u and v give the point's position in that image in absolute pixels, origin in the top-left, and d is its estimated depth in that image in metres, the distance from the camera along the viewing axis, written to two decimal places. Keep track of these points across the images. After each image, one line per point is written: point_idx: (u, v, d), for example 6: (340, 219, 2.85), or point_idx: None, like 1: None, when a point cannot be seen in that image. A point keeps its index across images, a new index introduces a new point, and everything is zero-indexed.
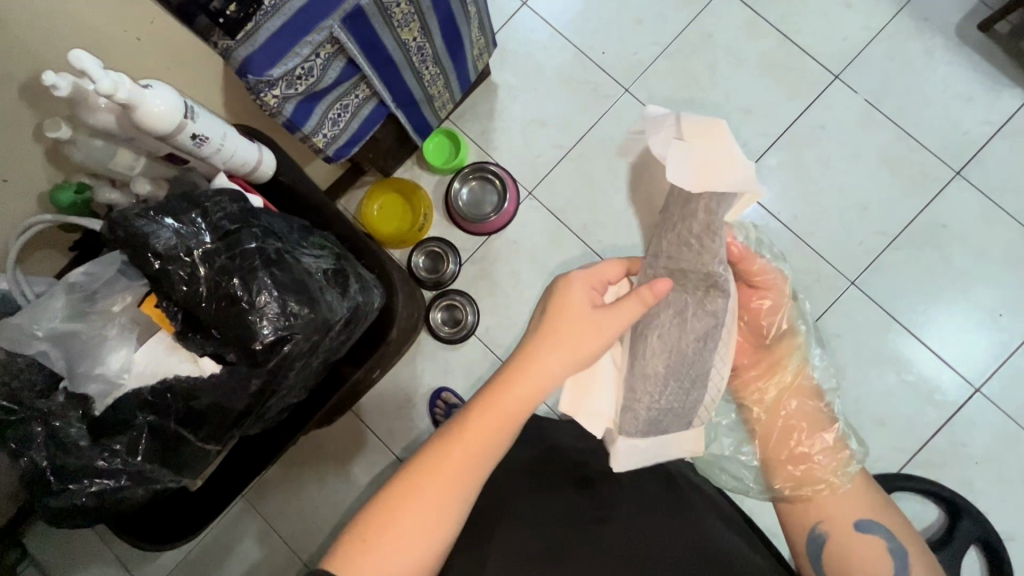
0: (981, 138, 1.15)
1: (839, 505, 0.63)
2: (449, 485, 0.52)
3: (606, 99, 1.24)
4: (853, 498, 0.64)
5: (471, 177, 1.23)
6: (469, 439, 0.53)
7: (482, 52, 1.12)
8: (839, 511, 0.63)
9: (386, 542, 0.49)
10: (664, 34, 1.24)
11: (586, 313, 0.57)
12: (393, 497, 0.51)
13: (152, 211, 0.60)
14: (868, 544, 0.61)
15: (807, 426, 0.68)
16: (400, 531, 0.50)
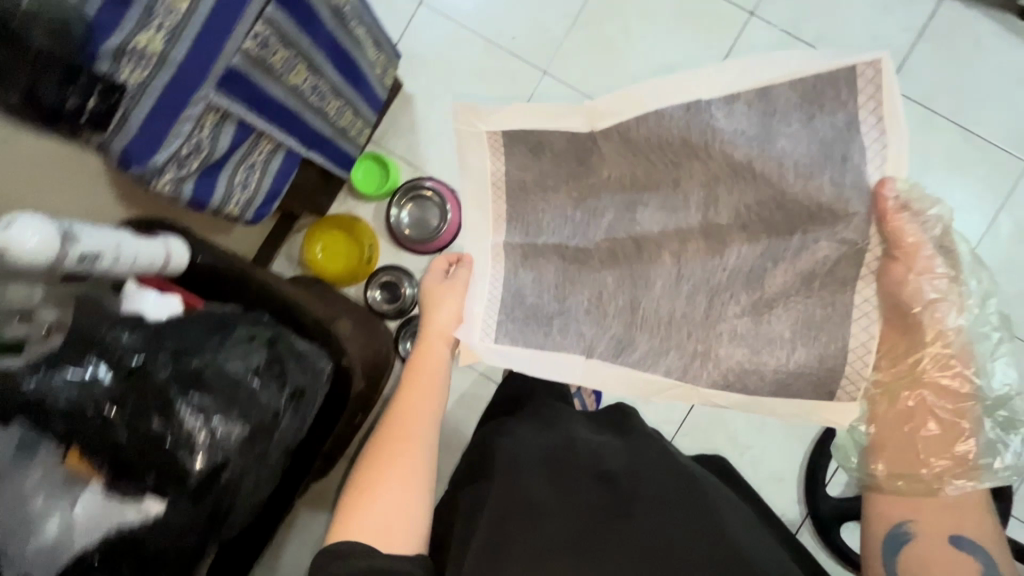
0: (906, 46, 1.13)
1: (941, 517, 0.58)
2: (401, 447, 0.64)
3: (525, 87, 1.19)
4: (973, 517, 0.58)
5: (405, 199, 1.19)
6: (407, 409, 0.67)
7: (387, 67, 1.06)
8: (953, 527, 0.58)
9: (376, 492, 0.60)
10: (568, 5, 1.18)
11: (435, 288, 0.74)
12: (367, 474, 0.62)
13: (44, 365, 0.57)
14: (957, 561, 0.57)
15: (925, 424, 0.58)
16: (384, 482, 0.61)
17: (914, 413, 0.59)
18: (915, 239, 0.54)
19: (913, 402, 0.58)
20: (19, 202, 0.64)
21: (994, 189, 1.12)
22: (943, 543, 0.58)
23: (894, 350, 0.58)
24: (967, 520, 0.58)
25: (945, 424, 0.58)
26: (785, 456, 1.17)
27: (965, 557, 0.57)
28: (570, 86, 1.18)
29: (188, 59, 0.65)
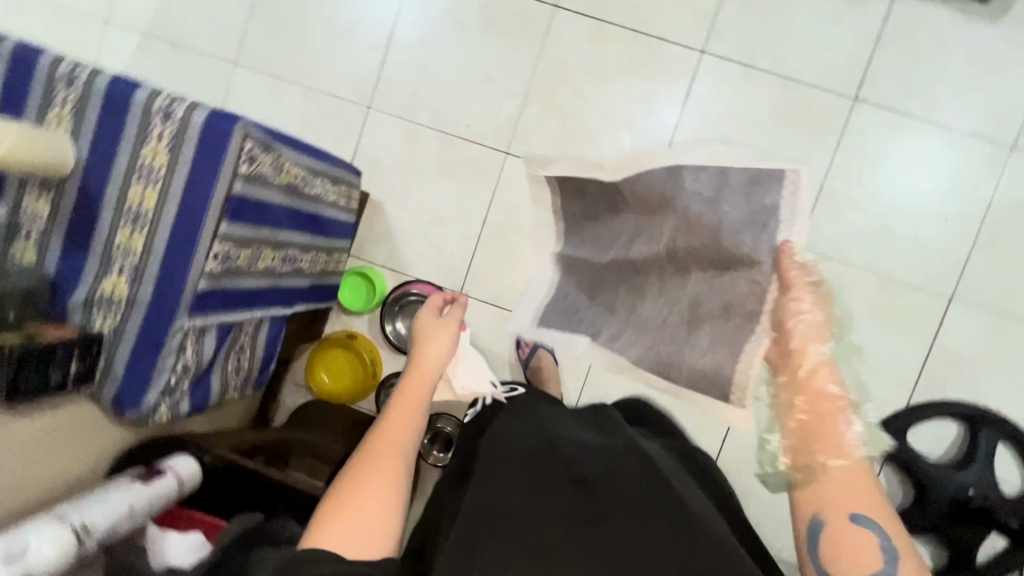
0: (866, 54, 1.09)
1: (840, 491, 0.54)
2: (388, 460, 0.56)
3: (490, 171, 1.17)
4: (870, 487, 0.55)
5: (396, 306, 1.18)
6: (396, 415, 0.60)
7: (349, 191, 1.04)
8: (857, 501, 0.53)
9: (356, 509, 0.52)
10: (516, 81, 1.15)
11: (431, 314, 0.71)
12: (347, 481, 0.54)
13: None
14: (862, 539, 0.52)
15: (818, 419, 0.57)
16: (366, 495, 0.53)
17: (811, 406, 0.58)
18: (793, 279, 0.65)
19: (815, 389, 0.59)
20: (31, 477, 0.64)
21: (981, 181, 1.10)
22: (848, 523, 0.53)
23: (784, 359, 0.63)
24: (868, 493, 0.54)
25: (832, 413, 0.57)
26: None
27: (866, 531, 0.52)
28: (534, 161, 1.17)
29: (156, 294, 0.66)
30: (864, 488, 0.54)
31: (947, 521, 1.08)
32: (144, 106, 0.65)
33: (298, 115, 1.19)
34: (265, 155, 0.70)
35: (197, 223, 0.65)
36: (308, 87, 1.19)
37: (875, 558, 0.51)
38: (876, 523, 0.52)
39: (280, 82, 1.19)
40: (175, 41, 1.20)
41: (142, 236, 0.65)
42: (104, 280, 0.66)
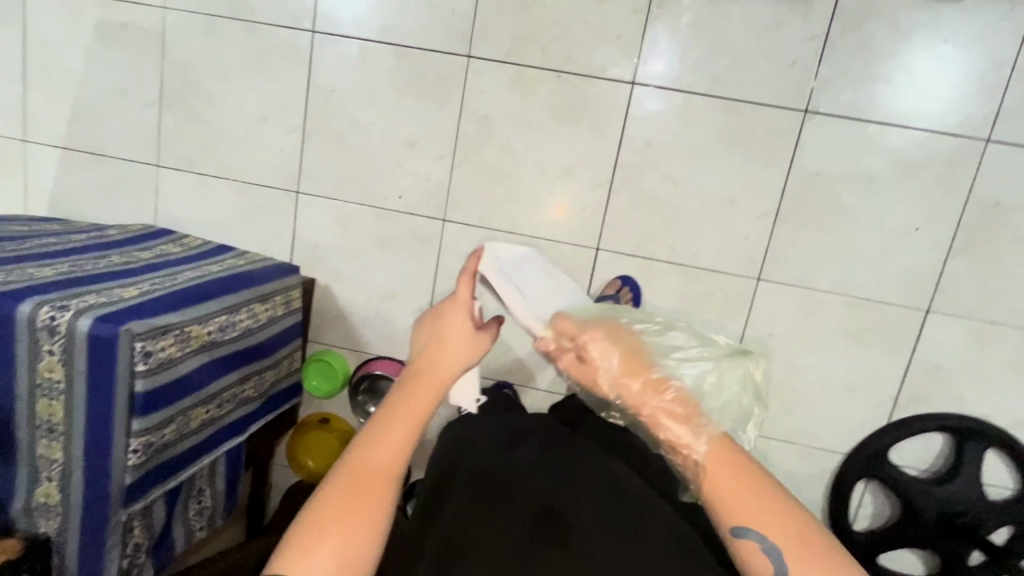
0: (814, 60, 0.99)
1: (721, 488, 0.53)
2: (376, 482, 0.53)
3: (430, 240, 1.13)
4: (736, 467, 0.54)
5: (361, 384, 1.18)
6: (393, 430, 0.56)
7: (286, 297, 1.03)
8: (731, 498, 0.53)
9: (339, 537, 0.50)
10: (441, 143, 1.09)
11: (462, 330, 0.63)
12: (333, 499, 0.52)
13: None
14: (750, 545, 0.51)
15: (676, 421, 0.60)
16: (356, 523, 0.51)
17: (663, 424, 0.60)
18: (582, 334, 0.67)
19: (657, 410, 0.61)
20: None
21: (954, 182, 1.00)
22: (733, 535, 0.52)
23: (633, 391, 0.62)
24: (733, 479, 0.53)
25: (676, 416, 0.60)
26: (809, 504, 1.16)
27: (749, 542, 0.51)
28: (473, 225, 1.12)
29: (85, 498, 0.67)
30: (729, 465, 0.54)
31: (934, 534, 1.05)
32: (28, 325, 0.64)
33: (230, 210, 1.17)
34: (163, 339, 0.69)
35: (108, 428, 0.66)
36: (234, 180, 1.15)
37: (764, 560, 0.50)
38: (752, 526, 0.51)
39: (205, 178, 1.16)
40: (95, 152, 1.18)
41: (59, 446, 0.67)
42: (36, 490, 0.68)
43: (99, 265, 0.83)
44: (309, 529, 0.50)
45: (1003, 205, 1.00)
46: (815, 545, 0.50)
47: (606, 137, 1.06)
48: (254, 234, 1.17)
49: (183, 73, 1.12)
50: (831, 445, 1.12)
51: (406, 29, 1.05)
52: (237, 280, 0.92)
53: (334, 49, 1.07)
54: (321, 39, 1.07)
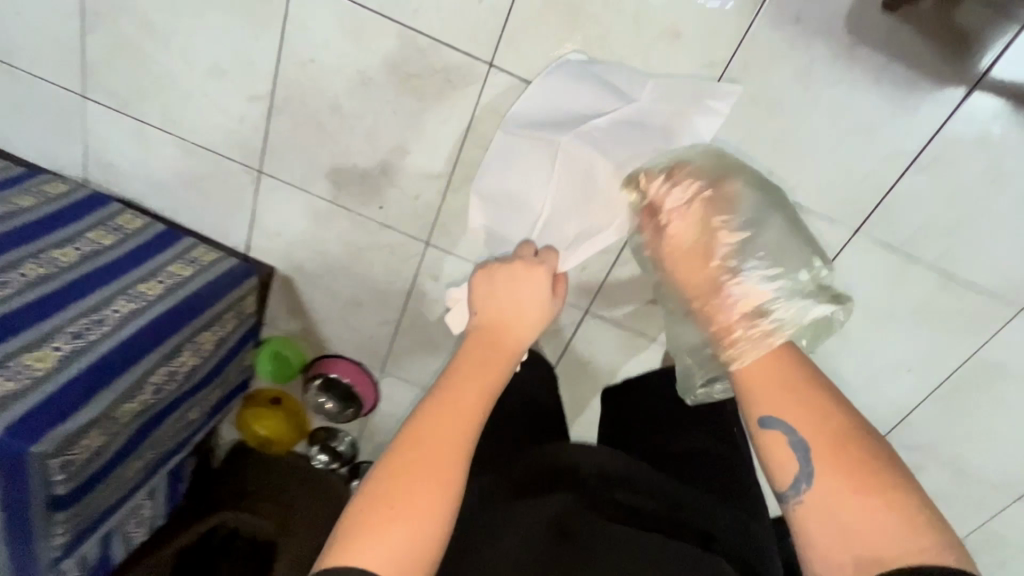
0: (888, 179, 0.84)
1: (771, 398, 0.62)
2: (451, 432, 0.59)
3: (408, 260, 1.01)
4: (786, 383, 0.63)
5: (314, 383, 1.15)
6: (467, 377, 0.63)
7: (238, 307, 0.93)
8: (766, 403, 0.62)
9: (412, 505, 0.55)
10: (439, 160, 0.91)
11: (534, 291, 0.73)
12: (406, 458, 0.57)
13: None
14: (781, 445, 0.59)
15: (718, 301, 0.72)
16: (425, 489, 0.56)
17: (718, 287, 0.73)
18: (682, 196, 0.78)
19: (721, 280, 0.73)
20: None
21: (966, 340, 0.94)
22: (761, 429, 0.61)
23: (699, 254, 0.75)
24: (777, 387, 0.63)
25: (738, 293, 0.71)
26: None
27: (778, 434, 0.60)
28: (459, 257, 1.00)
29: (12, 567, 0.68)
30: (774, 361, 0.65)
31: None
32: None
33: (178, 173, 0.98)
34: (81, 440, 0.64)
35: (29, 524, 0.64)
36: (182, 139, 0.95)
37: (790, 461, 0.59)
38: (784, 420, 0.60)
39: (146, 128, 0.95)
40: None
41: None
42: None
43: (7, 286, 0.70)
44: (374, 501, 0.55)
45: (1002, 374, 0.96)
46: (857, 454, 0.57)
47: None
48: (207, 205, 1.01)
49: None
50: None
51: (416, 6, 0.79)
52: (182, 306, 0.81)
53: (319, 8, 0.81)
54: None
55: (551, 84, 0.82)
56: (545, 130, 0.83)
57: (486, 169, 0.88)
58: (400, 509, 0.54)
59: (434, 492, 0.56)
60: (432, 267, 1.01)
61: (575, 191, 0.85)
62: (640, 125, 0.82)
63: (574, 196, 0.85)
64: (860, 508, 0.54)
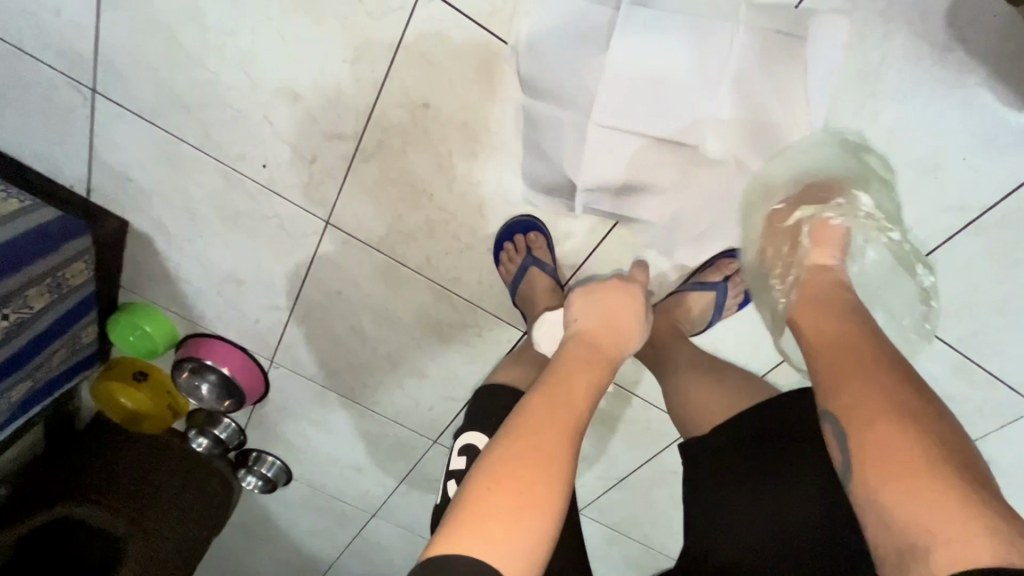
0: (935, 236, 0.63)
1: (841, 372, 0.47)
2: (557, 433, 0.44)
3: (302, 239, 0.77)
4: (857, 361, 0.47)
5: (183, 365, 0.93)
6: (572, 370, 0.51)
7: (48, 284, 0.69)
8: (841, 387, 0.46)
9: (514, 532, 0.40)
10: (343, 115, 0.65)
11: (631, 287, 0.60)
12: (512, 462, 0.43)
13: None
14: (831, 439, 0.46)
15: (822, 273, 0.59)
16: (534, 513, 0.41)
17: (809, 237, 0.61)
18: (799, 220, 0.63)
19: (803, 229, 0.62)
20: None
21: (965, 427, 0.79)
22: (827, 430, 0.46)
23: (784, 217, 0.64)
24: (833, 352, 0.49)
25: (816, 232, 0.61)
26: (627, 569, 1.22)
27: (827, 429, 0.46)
28: (368, 245, 0.76)
29: None
30: (826, 313, 0.53)
31: None
32: None
33: None
34: None
35: None
36: None
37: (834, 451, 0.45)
38: (845, 398, 0.45)
39: None
40: None
41: None
42: None
43: None
44: (496, 485, 0.41)
45: (991, 464, 0.82)
46: (896, 415, 0.42)
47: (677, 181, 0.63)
48: (23, 125, 0.72)
49: None
50: (670, 559, 1.10)
51: None
52: None
53: None
54: None
55: (635, 54, 0.54)
56: (647, 112, 0.57)
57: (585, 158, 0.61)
58: (516, 523, 0.40)
59: (553, 489, 0.42)
60: (333, 252, 0.78)
61: (703, 177, 0.63)
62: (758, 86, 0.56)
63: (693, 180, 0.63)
64: (899, 494, 0.39)
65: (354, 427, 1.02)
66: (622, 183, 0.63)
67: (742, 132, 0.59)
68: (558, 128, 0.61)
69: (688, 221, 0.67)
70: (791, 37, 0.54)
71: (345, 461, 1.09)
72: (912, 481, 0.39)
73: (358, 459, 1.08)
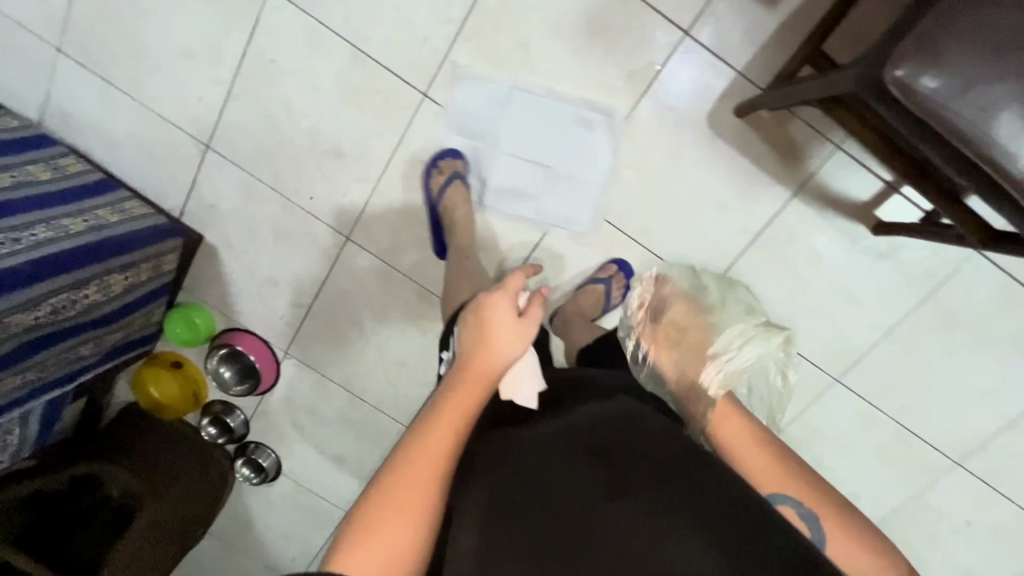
0: (736, 250, 1.00)
1: (767, 479, 0.59)
2: (425, 470, 0.49)
3: (327, 251, 1.11)
4: (746, 432, 0.62)
5: (218, 353, 1.20)
6: (445, 402, 0.53)
7: (155, 262, 1.00)
8: (766, 483, 0.59)
9: (377, 545, 0.46)
10: (368, 166, 1.04)
11: (506, 315, 0.59)
12: (380, 506, 0.48)
13: None
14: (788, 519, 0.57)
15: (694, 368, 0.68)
16: (397, 531, 0.46)
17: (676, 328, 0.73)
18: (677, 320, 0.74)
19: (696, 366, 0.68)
20: None
21: (795, 399, 1.10)
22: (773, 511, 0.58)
23: (675, 353, 0.71)
24: (742, 449, 0.61)
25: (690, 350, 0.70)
26: None
27: (787, 509, 0.57)
28: (373, 254, 1.10)
29: None
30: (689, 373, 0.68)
31: None
32: None
33: (131, 135, 1.07)
34: None
35: None
36: (141, 105, 1.05)
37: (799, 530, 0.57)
38: (788, 497, 0.58)
39: (111, 89, 1.04)
40: None
41: None
42: None
43: None
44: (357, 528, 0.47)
45: (820, 432, 1.12)
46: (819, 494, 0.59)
47: (574, 195, 0.99)
48: (150, 168, 1.09)
49: None
50: None
51: (370, 36, 0.95)
52: (102, 246, 0.88)
53: (286, 18, 0.96)
54: None
55: (532, 120, 0.96)
56: (547, 154, 0.98)
57: (518, 187, 1.00)
58: (377, 538, 0.46)
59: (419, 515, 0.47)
60: (348, 261, 1.12)
61: (594, 196, 0.99)
62: (603, 137, 0.96)
63: (587, 195, 0.99)
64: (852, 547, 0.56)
65: (343, 416, 1.26)
66: (536, 199, 1.00)
67: (607, 168, 0.98)
68: (504, 168, 1.00)
69: (589, 225, 1.01)
70: (628, 122, 0.95)
71: (329, 452, 1.31)
72: (846, 531, 0.56)
73: (341, 450, 1.30)
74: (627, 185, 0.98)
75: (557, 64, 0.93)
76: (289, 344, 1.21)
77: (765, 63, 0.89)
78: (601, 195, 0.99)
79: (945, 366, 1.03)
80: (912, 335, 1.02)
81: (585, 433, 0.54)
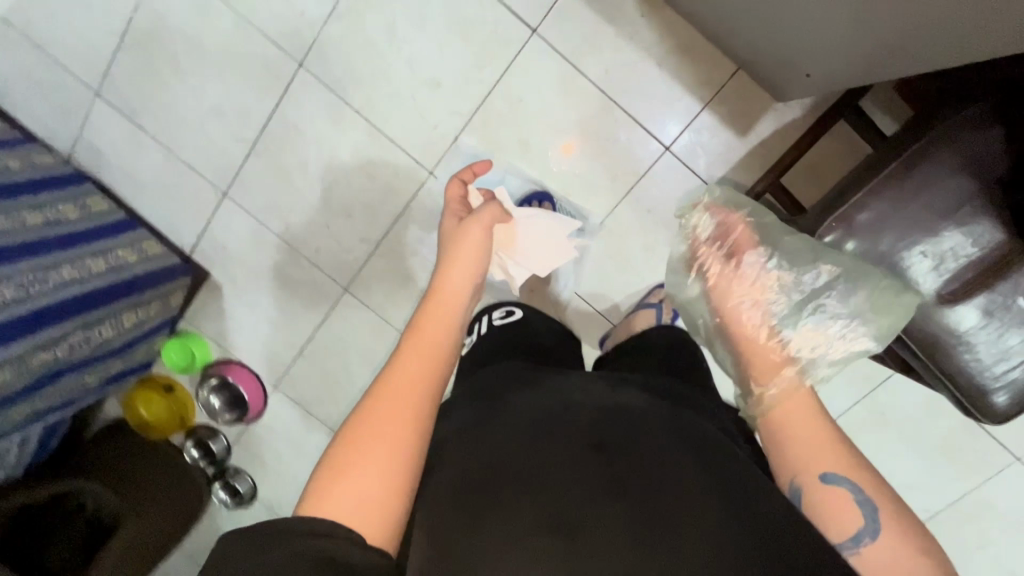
0: None
1: (814, 451, 0.54)
2: (406, 392, 0.54)
3: (326, 298, 1.20)
4: (805, 403, 0.58)
5: (209, 381, 1.27)
6: (424, 323, 0.61)
7: (162, 298, 1.08)
8: (821, 454, 0.54)
9: (355, 471, 0.49)
10: (372, 229, 1.13)
11: (465, 230, 0.72)
12: (360, 435, 0.51)
13: None
14: (837, 500, 0.52)
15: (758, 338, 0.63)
16: (372, 455, 0.50)
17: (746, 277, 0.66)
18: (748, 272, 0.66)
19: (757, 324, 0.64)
20: None
21: None
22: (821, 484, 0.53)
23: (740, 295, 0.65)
24: (801, 421, 0.56)
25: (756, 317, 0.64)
26: None
27: (839, 489, 0.52)
28: (369, 307, 1.19)
29: None
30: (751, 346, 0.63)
31: None
32: None
33: (154, 176, 1.15)
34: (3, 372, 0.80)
35: None
36: (168, 151, 1.13)
37: (849, 513, 0.51)
38: (844, 477, 0.53)
39: (141, 133, 1.13)
40: (34, 42, 1.10)
41: None
42: None
43: None
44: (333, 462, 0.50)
45: None
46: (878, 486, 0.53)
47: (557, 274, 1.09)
48: (169, 207, 1.17)
49: (156, 25, 1.06)
50: None
51: (388, 118, 1.05)
52: (120, 287, 0.97)
53: (313, 93, 1.06)
54: (305, 76, 1.05)
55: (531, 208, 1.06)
56: None
57: None
58: (356, 468, 0.49)
59: (402, 438, 0.51)
60: (344, 310, 1.20)
61: (575, 277, 1.09)
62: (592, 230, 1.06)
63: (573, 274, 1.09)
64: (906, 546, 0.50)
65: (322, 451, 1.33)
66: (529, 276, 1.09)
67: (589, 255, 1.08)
68: None
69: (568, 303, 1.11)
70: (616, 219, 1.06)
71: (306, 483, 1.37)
72: (901, 524, 0.51)
73: None
74: (606, 271, 1.08)
75: (553, 161, 1.04)
76: (279, 379, 1.28)
77: (735, 182, 1.01)
78: (582, 278, 1.10)
79: (875, 459, 1.14)
80: (848, 429, 1.13)
81: (567, 416, 0.54)
